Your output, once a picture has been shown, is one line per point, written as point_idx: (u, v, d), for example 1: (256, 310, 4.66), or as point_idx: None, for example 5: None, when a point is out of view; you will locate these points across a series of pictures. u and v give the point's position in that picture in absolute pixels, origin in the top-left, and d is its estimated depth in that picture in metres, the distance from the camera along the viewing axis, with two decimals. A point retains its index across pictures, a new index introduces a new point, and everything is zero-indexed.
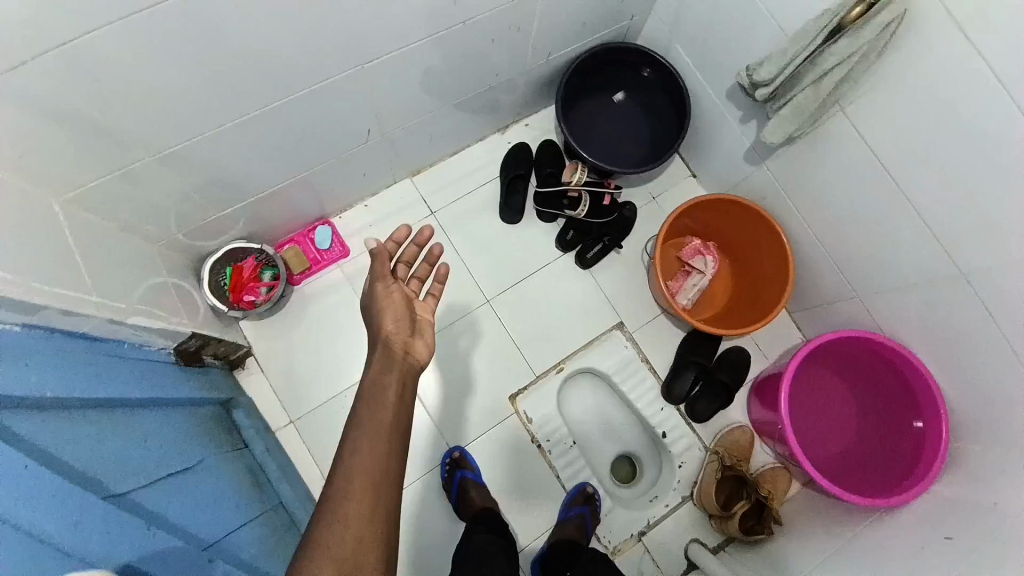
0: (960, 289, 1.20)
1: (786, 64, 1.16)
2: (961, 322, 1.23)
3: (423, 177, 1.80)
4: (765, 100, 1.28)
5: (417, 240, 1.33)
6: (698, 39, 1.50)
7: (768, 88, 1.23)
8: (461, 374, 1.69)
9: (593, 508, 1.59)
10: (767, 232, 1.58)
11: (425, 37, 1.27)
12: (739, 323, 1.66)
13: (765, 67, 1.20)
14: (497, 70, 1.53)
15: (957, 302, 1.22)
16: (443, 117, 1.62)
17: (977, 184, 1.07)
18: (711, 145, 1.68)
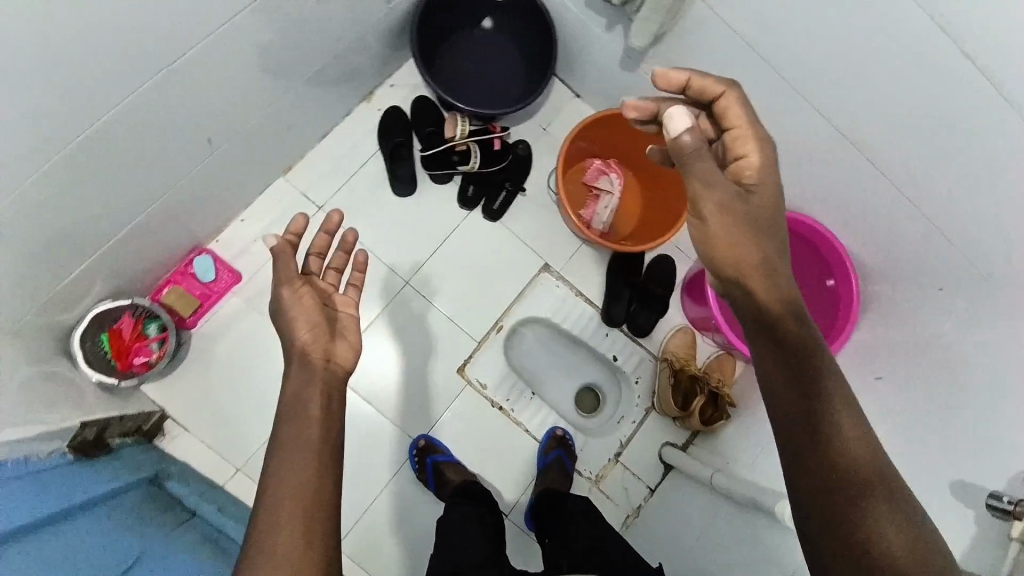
0: (844, 146, 1.25)
1: None
2: (849, 176, 1.29)
3: (297, 172, 1.63)
4: (623, 3, 1.22)
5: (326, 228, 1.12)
6: None
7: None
8: (416, 349, 1.64)
9: (569, 450, 1.62)
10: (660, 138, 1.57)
11: (248, 6, 1.09)
12: (656, 234, 1.66)
13: None
14: (340, 30, 1.36)
15: (845, 159, 1.27)
16: (297, 98, 1.44)
17: (838, 39, 1.09)
18: (585, 60, 1.61)
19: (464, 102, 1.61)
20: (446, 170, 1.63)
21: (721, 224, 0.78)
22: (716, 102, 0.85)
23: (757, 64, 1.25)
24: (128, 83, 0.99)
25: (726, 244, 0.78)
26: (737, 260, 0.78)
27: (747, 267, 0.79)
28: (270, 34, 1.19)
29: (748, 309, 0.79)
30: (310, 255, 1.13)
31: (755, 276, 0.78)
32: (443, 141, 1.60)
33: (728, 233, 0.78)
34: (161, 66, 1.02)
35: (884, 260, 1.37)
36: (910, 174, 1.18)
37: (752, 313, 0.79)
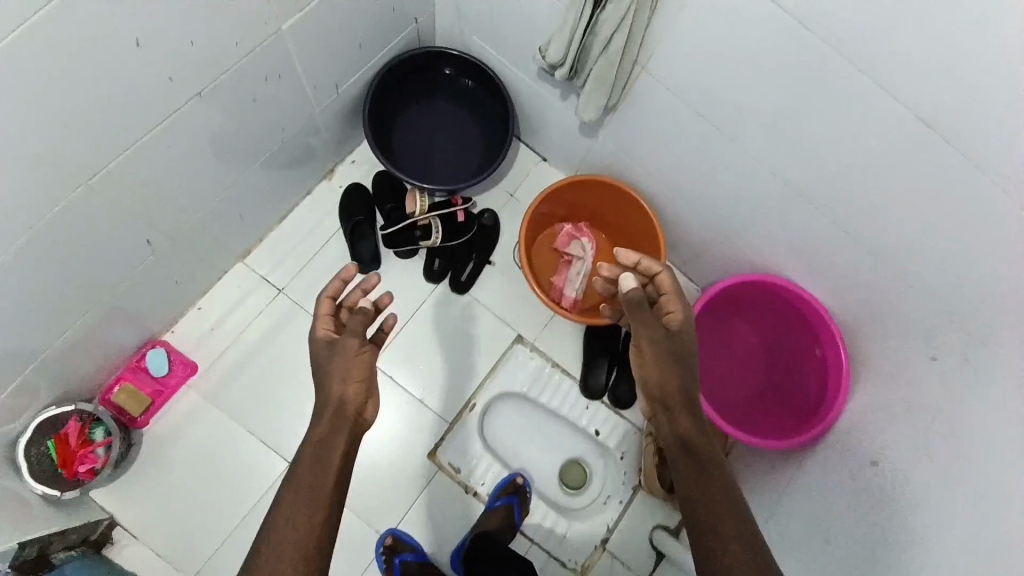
0: (814, 209, 1.18)
1: (570, 41, 1.08)
2: (826, 239, 1.21)
3: (256, 256, 1.59)
4: (569, 79, 1.19)
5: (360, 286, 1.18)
6: (491, 25, 1.39)
7: (563, 69, 1.14)
8: (447, 393, 1.60)
9: (523, 498, 1.53)
10: (628, 202, 1.51)
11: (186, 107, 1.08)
12: None
13: (552, 48, 1.12)
14: (293, 115, 1.35)
15: (817, 221, 1.20)
16: (252, 184, 1.42)
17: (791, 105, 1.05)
18: (546, 127, 1.58)
19: (424, 179, 1.57)
20: (409, 246, 1.57)
21: (656, 364, 1.01)
22: (656, 272, 1.10)
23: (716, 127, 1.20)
24: (55, 198, 0.97)
25: (658, 381, 1.01)
26: (664, 392, 1.00)
27: (667, 392, 1.00)
28: (218, 128, 1.18)
29: (669, 425, 0.99)
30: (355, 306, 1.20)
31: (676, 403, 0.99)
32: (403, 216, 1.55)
33: (660, 371, 1.01)
34: (95, 174, 1.00)
35: (870, 324, 1.27)
36: (888, 236, 1.11)
37: (674, 432, 0.97)
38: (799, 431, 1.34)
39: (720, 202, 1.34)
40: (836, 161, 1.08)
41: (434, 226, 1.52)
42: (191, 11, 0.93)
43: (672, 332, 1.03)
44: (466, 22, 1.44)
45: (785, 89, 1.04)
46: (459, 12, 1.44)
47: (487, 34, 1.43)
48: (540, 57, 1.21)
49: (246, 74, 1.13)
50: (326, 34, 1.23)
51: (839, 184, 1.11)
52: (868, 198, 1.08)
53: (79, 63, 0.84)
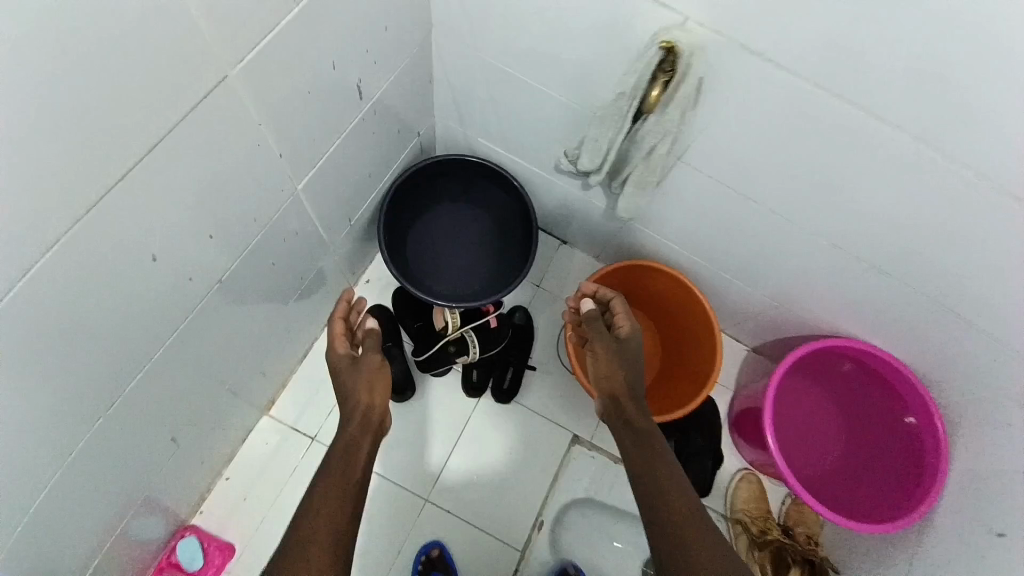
0: (880, 283, 1.08)
1: (606, 152, 1.02)
2: (897, 310, 1.12)
3: (281, 405, 1.47)
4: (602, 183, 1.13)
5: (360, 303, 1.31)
6: (499, 130, 1.31)
7: (599, 174, 1.08)
8: (505, 516, 1.47)
9: None
10: (670, 281, 1.43)
11: (200, 298, 0.97)
12: (684, 380, 1.45)
13: (585, 157, 1.05)
14: (305, 261, 1.24)
15: (887, 294, 1.10)
16: (269, 336, 1.30)
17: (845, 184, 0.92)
18: (567, 215, 1.50)
19: (450, 291, 1.47)
20: (445, 365, 1.46)
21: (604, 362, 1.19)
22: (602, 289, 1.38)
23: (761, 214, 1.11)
24: (70, 440, 0.85)
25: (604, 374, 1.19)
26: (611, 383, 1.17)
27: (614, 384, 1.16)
28: (226, 302, 1.06)
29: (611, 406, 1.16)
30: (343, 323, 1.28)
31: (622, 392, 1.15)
32: (435, 335, 1.45)
33: (608, 368, 1.18)
34: (98, 404, 0.87)
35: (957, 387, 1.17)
36: (977, 306, 0.99)
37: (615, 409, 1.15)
38: (889, 513, 1.24)
39: (774, 275, 1.25)
40: (903, 245, 0.98)
41: (471, 340, 1.42)
42: (190, 209, 0.82)
43: (621, 341, 1.21)
44: (472, 128, 1.37)
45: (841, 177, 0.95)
46: (462, 120, 1.37)
47: (495, 137, 1.36)
48: (568, 158, 1.14)
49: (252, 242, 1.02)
50: (335, 177, 1.13)
51: (909, 263, 1.00)
52: (947, 277, 0.98)
53: (76, 306, 0.72)
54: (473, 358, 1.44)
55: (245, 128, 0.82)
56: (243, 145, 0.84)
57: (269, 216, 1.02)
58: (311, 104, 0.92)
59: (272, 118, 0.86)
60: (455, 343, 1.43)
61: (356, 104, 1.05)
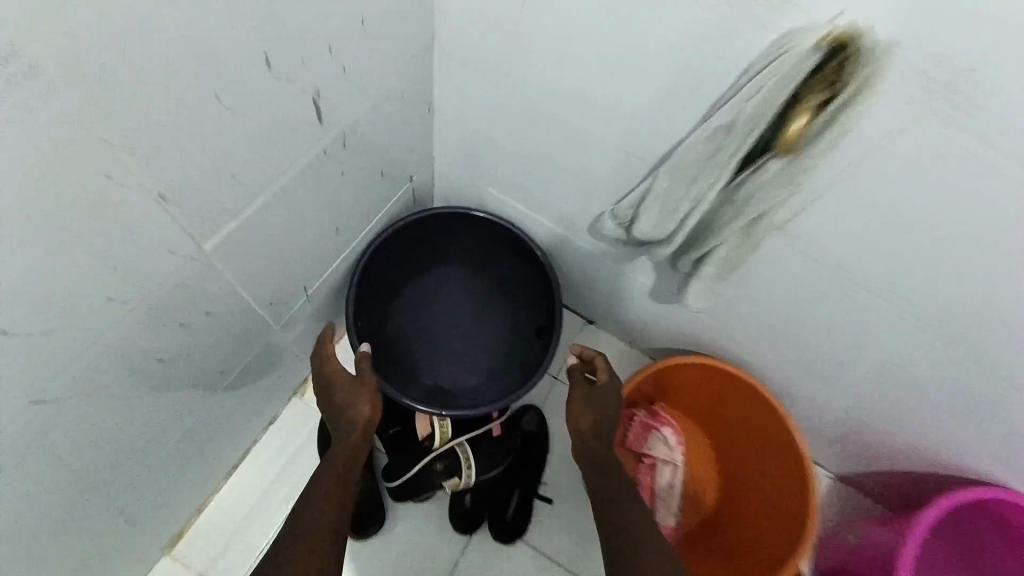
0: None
1: (681, 210, 0.67)
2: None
3: (194, 534, 1.11)
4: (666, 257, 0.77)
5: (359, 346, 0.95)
6: (517, 179, 0.99)
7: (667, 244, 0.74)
8: None
9: None
10: (735, 385, 1.07)
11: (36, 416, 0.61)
12: (762, 536, 1.06)
13: (649, 213, 0.71)
14: (235, 347, 0.89)
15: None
16: (181, 448, 0.93)
17: None
18: (598, 290, 1.16)
19: (441, 385, 1.11)
20: (427, 490, 1.07)
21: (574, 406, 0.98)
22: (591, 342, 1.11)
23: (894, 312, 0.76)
24: None
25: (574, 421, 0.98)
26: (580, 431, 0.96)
27: (582, 427, 0.96)
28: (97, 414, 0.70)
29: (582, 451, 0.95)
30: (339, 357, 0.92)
31: (595, 443, 0.94)
32: (416, 448, 1.08)
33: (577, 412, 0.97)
34: None
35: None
36: None
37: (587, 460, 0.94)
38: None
39: (893, 392, 0.90)
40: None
41: (465, 457, 1.06)
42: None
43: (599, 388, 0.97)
44: (480, 177, 1.05)
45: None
46: (467, 166, 1.05)
47: (509, 190, 1.04)
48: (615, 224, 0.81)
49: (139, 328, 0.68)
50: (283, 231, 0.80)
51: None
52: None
53: None
54: (467, 481, 1.07)
55: (98, 152, 0.49)
56: (87, 181, 0.50)
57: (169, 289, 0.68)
58: (237, 126, 0.60)
59: (160, 142, 0.54)
60: (442, 460, 1.06)
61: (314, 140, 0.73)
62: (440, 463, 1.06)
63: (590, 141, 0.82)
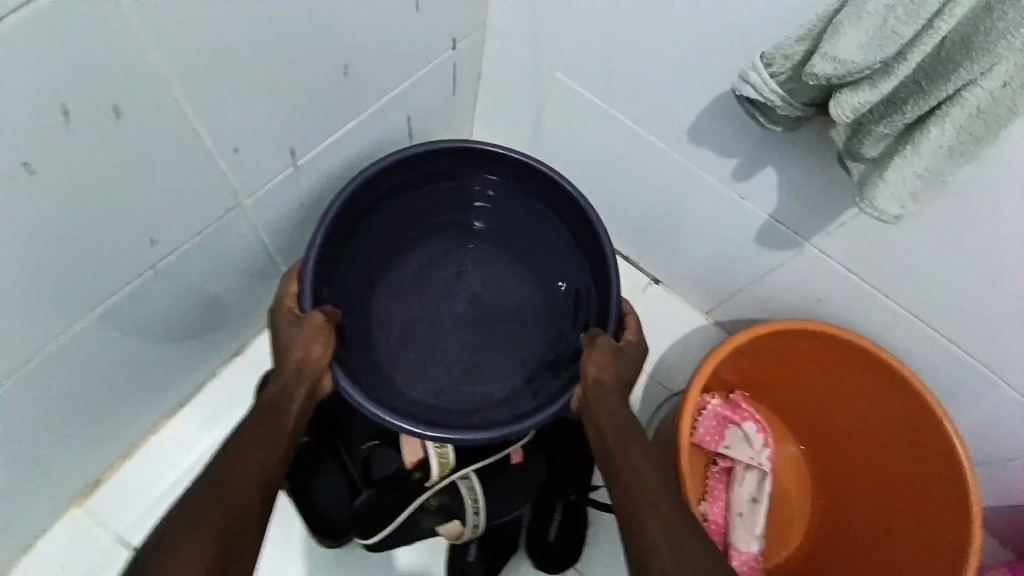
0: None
1: None
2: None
3: (109, 495, 0.82)
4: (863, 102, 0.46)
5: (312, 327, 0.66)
6: (605, 45, 0.71)
7: (882, 83, 0.44)
8: None
9: None
10: (876, 378, 0.77)
11: None
12: None
13: None
14: (191, 232, 0.62)
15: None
16: (104, 363, 0.67)
17: None
18: (681, 229, 0.87)
19: (429, 396, 0.79)
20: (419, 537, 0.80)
21: (597, 354, 0.70)
22: None
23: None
24: None
25: (590, 373, 0.69)
26: (599, 390, 0.68)
27: (602, 380, 0.69)
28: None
29: (602, 410, 0.66)
30: (281, 309, 0.68)
31: (618, 405, 0.67)
32: (404, 483, 0.79)
33: (600, 368, 0.69)
34: None
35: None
36: None
37: (611, 425, 0.65)
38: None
39: None
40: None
41: (471, 499, 0.77)
42: None
43: (618, 348, 0.70)
44: (551, 54, 0.78)
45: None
46: (535, 38, 0.77)
47: (587, 71, 0.76)
48: (768, 73, 0.51)
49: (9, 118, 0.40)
50: (268, 41, 0.52)
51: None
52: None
53: None
54: (473, 531, 0.79)
55: None
56: None
57: (62, 67, 0.41)
58: None
59: None
60: (437, 496, 0.78)
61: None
62: (435, 500, 0.78)
63: None
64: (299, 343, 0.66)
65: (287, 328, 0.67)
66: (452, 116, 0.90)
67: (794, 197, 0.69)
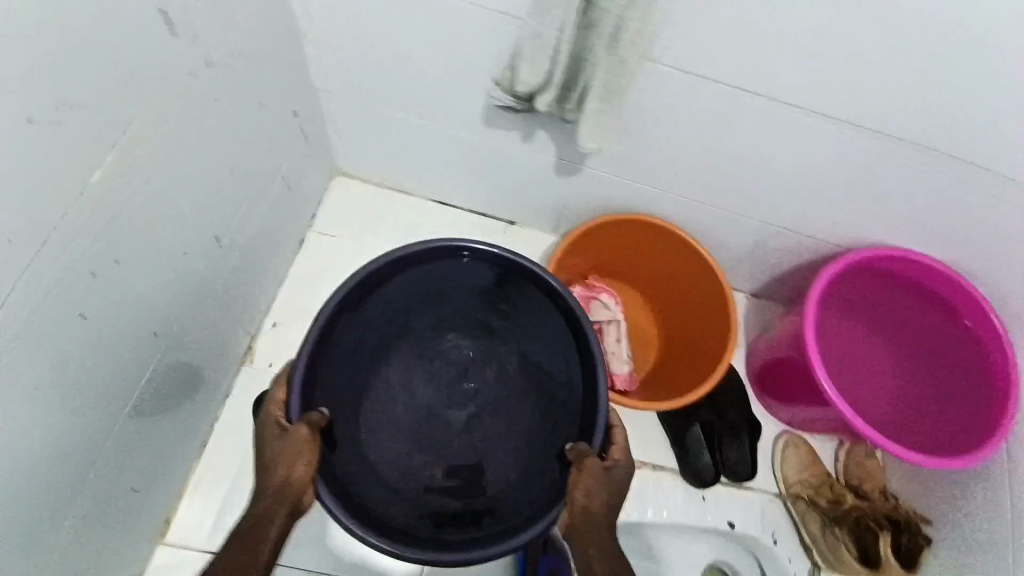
0: (929, 150, 0.86)
1: (545, 34, 0.71)
2: (950, 191, 0.91)
3: (181, 525, 1.05)
4: (548, 102, 0.80)
5: (294, 443, 0.82)
6: (400, 84, 1.00)
7: (550, 92, 0.78)
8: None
9: None
10: (661, 238, 1.18)
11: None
12: (669, 394, 1.19)
13: (524, 46, 0.74)
14: (168, 316, 0.86)
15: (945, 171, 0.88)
16: (144, 431, 0.90)
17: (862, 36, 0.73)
18: (509, 184, 1.20)
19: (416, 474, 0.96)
20: None
21: (584, 480, 0.84)
22: (611, 424, 0.91)
23: (772, 106, 0.86)
24: None
25: (579, 499, 0.83)
26: (586, 514, 0.82)
27: (588, 507, 0.82)
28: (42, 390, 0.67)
29: (591, 540, 0.80)
30: (273, 419, 0.85)
31: (607, 537, 0.80)
32: None
33: (588, 492, 0.83)
34: None
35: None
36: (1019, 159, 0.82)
37: (600, 555, 0.78)
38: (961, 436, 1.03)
39: (769, 192, 1.03)
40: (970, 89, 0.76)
41: None
42: None
43: (607, 471, 0.84)
44: (367, 97, 1.05)
45: (885, 15, 0.70)
46: (352, 88, 1.04)
47: (398, 104, 1.05)
48: (501, 90, 0.84)
49: (61, 292, 0.64)
50: (180, 176, 0.77)
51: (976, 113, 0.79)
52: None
53: None
54: None
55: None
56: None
57: (85, 246, 0.65)
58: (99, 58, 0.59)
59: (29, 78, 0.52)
60: None
61: (162, 18, 0.65)
62: None
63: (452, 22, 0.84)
64: (288, 460, 0.81)
65: (276, 444, 0.83)
66: (312, 156, 1.15)
67: (561, 144, 1.04)
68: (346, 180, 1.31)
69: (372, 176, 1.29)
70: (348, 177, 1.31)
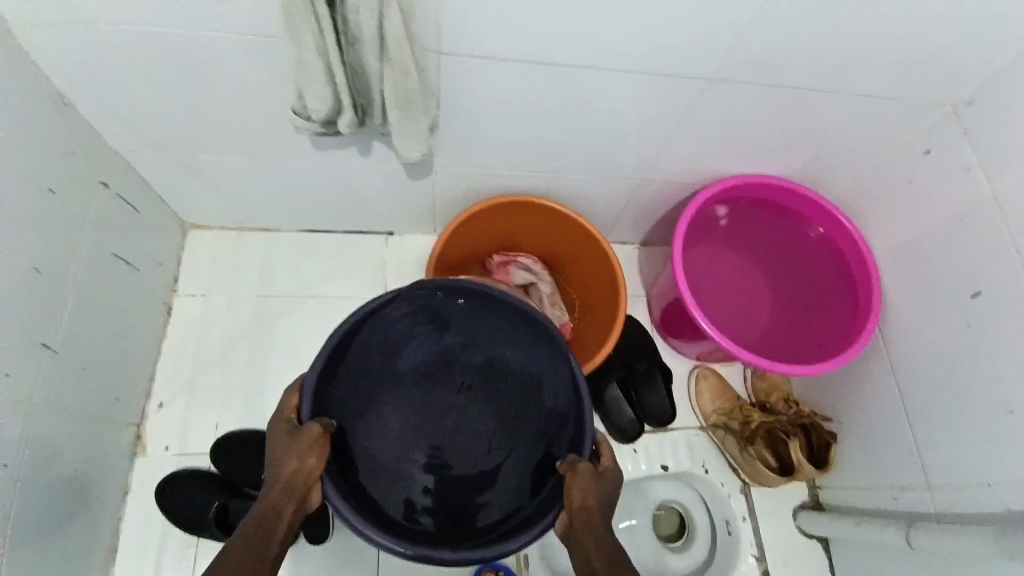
0: (735, 85, 0.87)
1: (317, 60, 0.67)
2: (771, 116, 0.93)
3: None
4: (349, 125, 0.76)
5: (307, 440, 0.74)
6: (207, 129, 0.93)
7: (351, 115, 0.75)
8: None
9: None
10: (534, 214, 1.18)
11: None
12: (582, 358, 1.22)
13: (300, 75, 0.70)
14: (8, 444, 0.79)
15: (757, 98, 0.90)
16: (29, 562, 0.84)
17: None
18: (368, 198, 1.16)
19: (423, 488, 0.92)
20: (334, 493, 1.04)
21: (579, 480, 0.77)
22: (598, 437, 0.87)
23: (581, 74, 0.84)
24: None
25: (575, 498, 0.76)
26: (584, 514, 0.74)
27: (587, 504, 0.75)
28: None
29: (591, 541, 0.71)
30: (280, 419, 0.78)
31: (605, 533, 0.72)
32: None
33: (585, 492, 0.75)
34: None
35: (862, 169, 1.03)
36: (818, 77, 0.85)
37: (598, 551, 0.70)
38: (841, 340, 1.08)
39: (615, 152, 1.03)
40: (747, 23, 0.75)
41: None
42: None
43: (600, 472, 0.78)
44: (179, 148, 0.98)
45: None
46: (160, 143, 0.96)
47: (216, 148, 0.98)
48: (300, 124, 0.78)
49: None
50: None
51: (765, 45, 0.80)
52: (813, 34, 0.78)
53: None
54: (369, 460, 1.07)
55: None
56: None
57: None
58: None
59: None
60: None
61: None
62: None
63: (228, 59, 0.78)
64: (301, 455, 0.72)
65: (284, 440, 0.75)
66: (144, 221, 1.07)
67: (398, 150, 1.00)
68: (201, 233, 1.23)
69: (227, 222, 1.23)
70: (201, 230, 1.23)
